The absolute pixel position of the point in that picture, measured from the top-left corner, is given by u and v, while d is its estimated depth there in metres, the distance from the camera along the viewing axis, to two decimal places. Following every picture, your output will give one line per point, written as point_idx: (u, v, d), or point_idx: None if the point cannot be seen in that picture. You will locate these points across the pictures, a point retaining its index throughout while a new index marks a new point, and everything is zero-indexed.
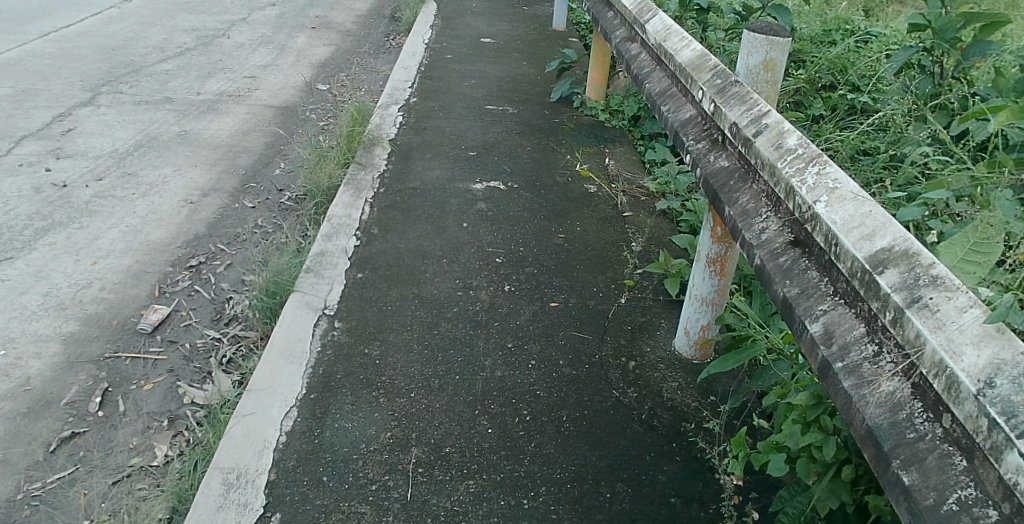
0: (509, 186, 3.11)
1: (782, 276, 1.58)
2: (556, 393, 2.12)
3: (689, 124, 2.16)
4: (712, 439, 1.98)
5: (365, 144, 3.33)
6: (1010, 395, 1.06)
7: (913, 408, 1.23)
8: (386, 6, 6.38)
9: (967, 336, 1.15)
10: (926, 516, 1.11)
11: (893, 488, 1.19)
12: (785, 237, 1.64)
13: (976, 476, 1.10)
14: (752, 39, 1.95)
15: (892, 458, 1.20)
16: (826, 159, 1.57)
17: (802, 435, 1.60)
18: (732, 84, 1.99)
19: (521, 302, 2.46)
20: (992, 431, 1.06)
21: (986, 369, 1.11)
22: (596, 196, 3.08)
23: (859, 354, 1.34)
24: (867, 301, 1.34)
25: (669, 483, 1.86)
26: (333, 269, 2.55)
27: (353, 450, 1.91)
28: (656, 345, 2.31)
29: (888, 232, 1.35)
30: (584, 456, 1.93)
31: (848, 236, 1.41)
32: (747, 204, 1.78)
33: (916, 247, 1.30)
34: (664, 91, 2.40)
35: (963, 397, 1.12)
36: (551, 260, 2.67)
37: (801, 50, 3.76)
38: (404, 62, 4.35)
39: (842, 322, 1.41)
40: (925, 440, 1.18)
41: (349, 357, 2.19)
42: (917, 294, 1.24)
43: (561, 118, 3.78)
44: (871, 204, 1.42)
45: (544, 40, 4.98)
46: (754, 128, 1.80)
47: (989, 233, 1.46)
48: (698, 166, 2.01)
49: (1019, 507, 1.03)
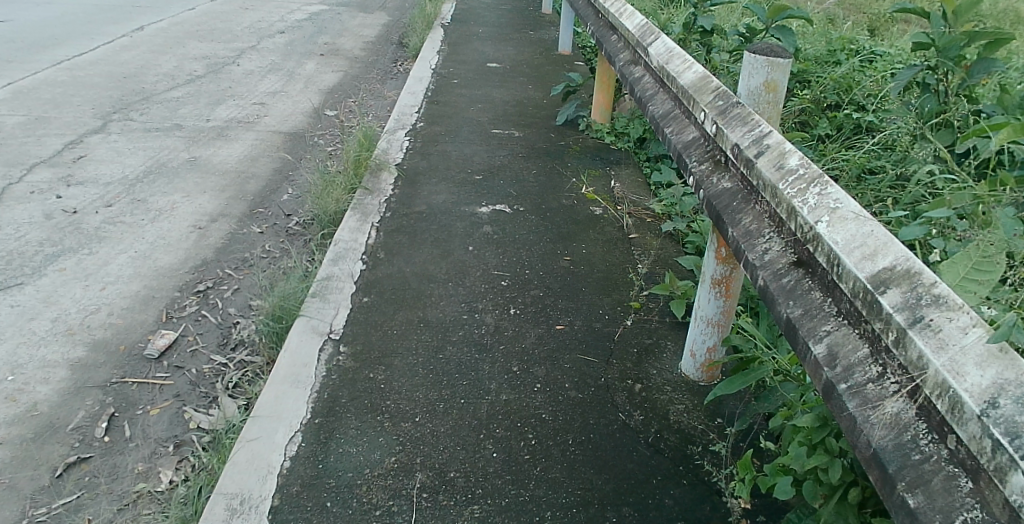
0: (514, 209, 3.12)
1: (785, 296, 1.57)
2: (561, 416, 2.11)
3: (692, 146, 2.16)
4: (719, 462, 1.96)
5: (372, 169, 3.34)
6: (1013, 415, 1.06)
7: (917, 429, 1.22)
8: (394, 34, 6.45)
9: (970, 357, 1.15)
10: None
11: (899, 512, 1.18)
12: (788, 257, 1.64)
13: (982, 498, 1.09)
14: (753, 61, 1.96)
15: (898, 480, 1.20)
16: (827, 180, 1.56)
17: (808, 457, 1.57)
18: (733, 105, 1.99)
19: (527, 325, 2.45)
20: (997, 452, 1.06)
21: (990, 389, 1.10)
22: (602, 218, 3.09)
23: (863, 376, 1.33)
24: (870, 321, 1.33)
25: (677, 507, 1.84)
26: (339, 293, 2.55)
27: (357, 475, 1.90)
28: (662, 368, 2.30)
29: (890, 252, 1.34)
30: (590, 480, 1.91)
31: (849, 256, 1.39)
32: (749, 225, 1.78)
33: (918, 267, 1.29)
34: (668, 113, 2.40)
35: (966, 418, 1.11)
36: (557, 283, 2.67)
37: (805, 70, 3.77)
38: (411, 87, 4.39)
39: (846, 342, 1.40)
40: (930, 462, 1.18)
41: (355, 381, 2.19)
42: (919, 313, 1.23)
43: (566, 141, 3.80)
44: (872, 223, 1.41)
45: (549, 65, 5.02)
46: (756, 149, 1.80)
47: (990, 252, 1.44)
48: (701, 187, 2.01)
49: None
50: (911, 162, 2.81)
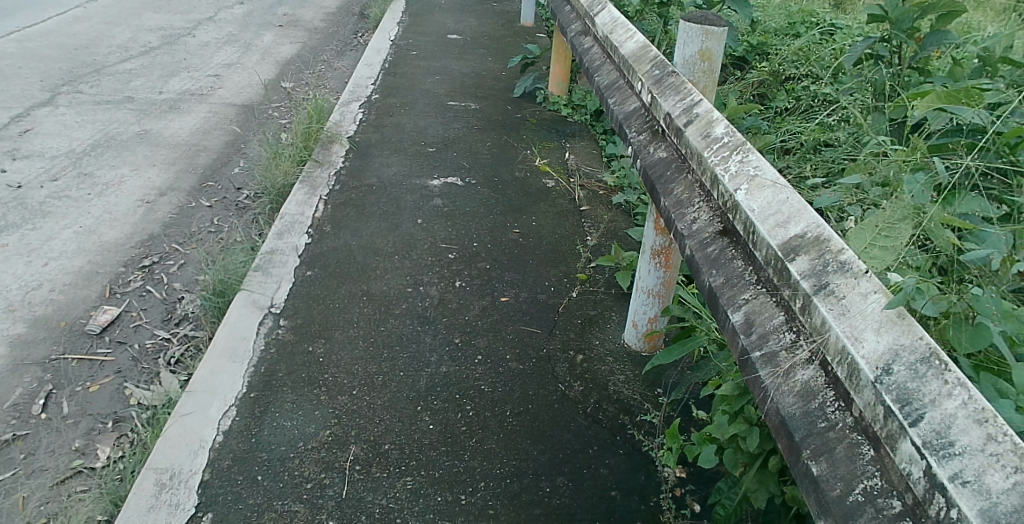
0: (466, 182, 3.09)
1: (709, 265, 1.57)
2: (500, 387, 2.10)
3: (632, 116, 2.14)
4: (653, 431, 1.97)
5: (322, 142, 3.30)
6: (905, 382, 1.07)
7: (825, 397, 1.22)
8: (355, 5, 6.35)
9: (869, 323, 1.15)
10: (833, 507, 1.10)
11: (804, 479, 1.18)
12: (715, 226, 1.63)
13: (882, 466, 1.09)
14: (687, 29, 1.94)
15: (803, 448, 1.19)
16: (748, 147, 1.55)
17: (729, 425, 1.60)
18: (668, 74, 1.98)
19: (471, 297, 2.44)
20: (889, 419, 1.06)
21: (885, 356, 1.11)
22: (553, 190, 3.07)
23: (777, 342, 1.33)
24: (781, 289, 1.33)
25: (611, 476, 1.85)
26: (282, 266, 2.53)
27: (290, 449, 1.89)
28: (605, 338, 2.30)
29: (802, 219, 1.34)
30: (525, 451, 1.91)
31: (764, 224, 1.39)
32: (680, 195, 1.77)
33: (827, 233, 1.29)
34: (612, 83, 2.38)
35: (862, 384, 1.12)
36: (505, 255, 2.66)
37: (765, 43, 3.81)
38: (368, 58, 4.32)
39: (763, 310, 1.40)
40: (835, 430, 1.17)
41: (293, 354, 2.18)
42: (825, 281, 1.23)
43: (522, 113, 3.77)
44: (788, 190, 1.40)
45: (510, 36, 4.97)
46: (686, 118, 1.79)
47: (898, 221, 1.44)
48: (638, 158, 1.99)
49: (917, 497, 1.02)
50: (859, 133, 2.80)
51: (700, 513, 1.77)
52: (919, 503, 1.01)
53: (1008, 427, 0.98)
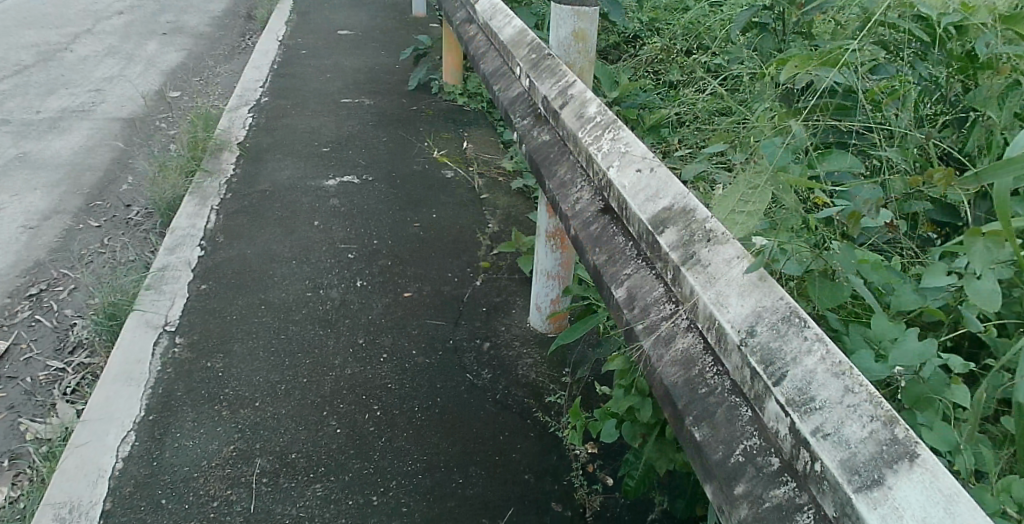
0: (364, 180, 3.06)
1: (592, 244, 1.59)
2: (407, 383, 2.10)
3: (517, 102, 2.14)
4: (559, 412, 2.00)
5: (212, 150, 3.20)
6: (768, 342, 1.10)
7: (704, 363, 1.24)
8: (243, 7, 6.19)
9: (733, 288, 1.19)
10: (717, 470, 1.11)
11: (690, 447, 1.18)
12: (597, 205, 1.65)
13: (760, 426, 1.10)
14: (559, 11, 1.99)
15: (686, 415, 1.20)
16: (618, 125, 1.60)
17: (625, 397, 1.64)
18: (545, 56, 2.00)
19: (374, 295, 2.42)
20: (756, 380, 1.10)
21: (748, 318, 1.15)
22: (453, 181, 3.07)
23: (659, 314, 1.35)
24: (655, 261, 1.38)
25: (522, 461, 1.87)
26: (175, 282, 2.45)
27: (193, 469, 1.84)
28: (511, 324, 2.32)
29: (669, 191, 1.39)
30: (436, 444, 1.91)
31: (634, 199, 1.44)
32: (564, 176, 1.79)
33: (692, 203, 1.34)
34: (496, 70, 2.37)
35: (730, 347, 1.16)
36: (407, 250, 2.65)
37: (656, 19, 3.94)
38: (257, 61, 4.22)
39: (643, 283, 1.43)
40: (715, 394, 1.19)
41: (192, 371, 2.12)
42: (692, 250, 1.28)
43: (419, 106, 3.75)
44: (655, 165, 1.45)
45: (403, 28, 4.94)
46: (561, 100, 1.83)
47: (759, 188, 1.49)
48: (523, 142, 2.01)
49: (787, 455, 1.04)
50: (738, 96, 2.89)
51: (613, 486, 1.80)
52: (791, 462, 1.03)
53: (862, 376, 1.02)
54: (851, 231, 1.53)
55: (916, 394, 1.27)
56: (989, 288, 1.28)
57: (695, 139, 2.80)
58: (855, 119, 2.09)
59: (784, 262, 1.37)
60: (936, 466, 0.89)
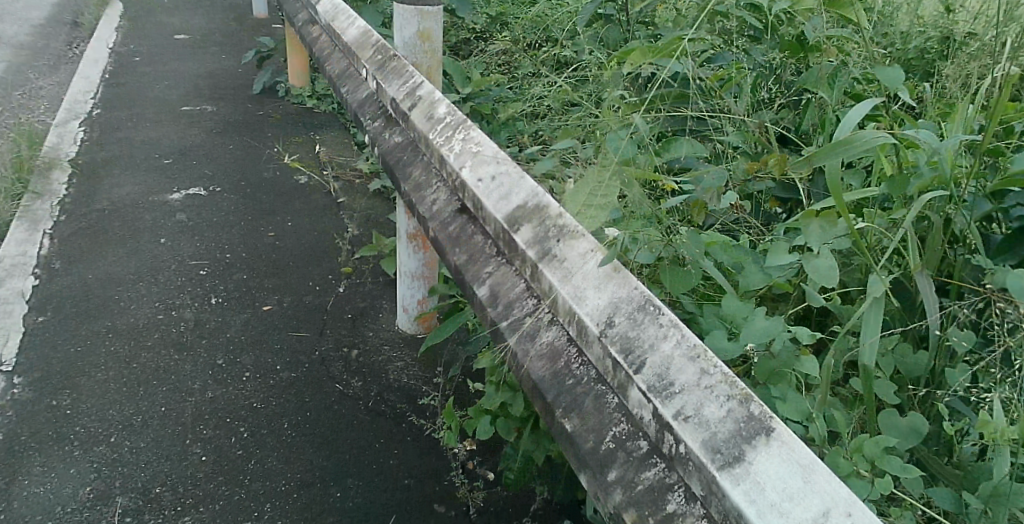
0: (212, 191, 2.95)
1: (451, 245, 1.58)
2: (274, 401, 2.02)
3: (366, 103, 2.10)
4: (434, 413, 1.99)
5: (39, 169, 2.95)
6: (626, 332, 1.13)
7: (569, 356, 1.26)
8: (65, 14, 5.77)
9: (590, 282, 1.22)
10: (589, 458, 1.13)
11: (562, 437, 1.20)
12: (453, 205, 1.65)
13: (626, 412, 1.13)
14: (402, 12, 2.03)
15: (557, 407, 1.22)
16: (468, 124, 1.62)
17: (496, 394, 1.69)
18: (392, 57, 2.01)
19: (231, 312, 2.33)
20: (618, 370, 1.12)
21: (606, 310, 1.17)
22: (306, 186, 3.05)
23: (522, 310, 1.37)
24: (514, 259, 1.40)
25: (401, 466, 1.84)
26: (7, 316, 2.23)
27: (45, 517, 1.68)
28: (378, 329, 2.30)
29: (523, 189, 1.41)
30: (310, 460, 1.85)
31: (489, 198, 1.45)
32: (418, 178, 1.77)
33: (545, 201, 1.37)
34: (343, 71, 2.32)
35: (591, 340, 1.18)
36: (263, 263, 2.57)
37: (503, 14, 4.01)
38: (85, 71, 3.94)
39: (506, 281, 1.44)
40: (581, 384, 1.21)
41: (33, 412, 1.94)
42: (548, 247, 1.31)
43: (266, 110, 3.72)
44: (507, 165, 1.48)
45: (245, 32, 4.80)
46: (410, 101, 1.83)
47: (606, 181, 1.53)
48: (375, 145, 1.97)
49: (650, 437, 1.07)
50: (585, 88, 2.94)
51: (494, 480, 1.82)
52: (657, 445, 1.06)
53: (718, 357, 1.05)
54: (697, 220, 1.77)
55: (769, 368, 1.38)
56: (827, 264, 1.38)
57: (546, 130, 2.84)
58: (694, 109, 2.18)
59: (636, 251, 1.48)
60: (791, 439, 0.92)
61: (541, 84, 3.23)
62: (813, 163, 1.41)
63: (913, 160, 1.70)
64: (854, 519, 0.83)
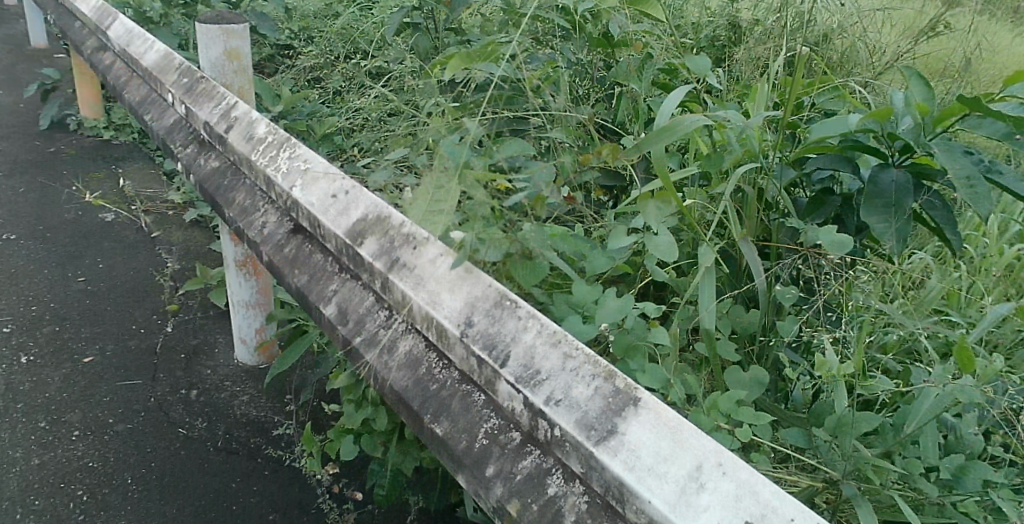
0: (7, 239, 2.93)
1: (290, 266, 1.63)
2: (113, 457, 2.01)
3: (175, 130, 2.15)
4: (288, 443, 2.09)
5: None
6: (487, 329, 1.20)
7: (430, 361, 1.31)
8: None
9: (444, 286, 1.30)
10: (464, 457, 1.17)
11: (433, 442, 1.23)
12: (286, 226, 1.71)
13: (494, 406, 1.19)
14: (206, 35, 2.18)
15: (424, 414, 1.25)
16: (294, 142, 1.71)
17: (357, 412, 1.82)
18: (197, 80, 2.11)
19: (48, 369, 2.32)
20: (483, 366, 1.19)
21: (464, 311, 1.25)
22: (114, 223, 3.11)
23: (374, 324, 1.41)
24: (361, 273, 1.46)
25: (263, 503, 1.90)
26: None
27: None
28: (213, 365, 2.40)
29: (361, 204, 1.49)
30: (161, 510, 1.86)
31: (326, 214, 1.53)
32: (244, 202, 1.83)
33: (384, 212, 1.44)
34: (145, 99, 2.34)
35: (452, 341, 1.24)
36: (76, 312, 2.58)
37: (308, 27, 3.90)
38: None
39: (353, 297, 1.48)
40: (446, 388, 1.26)
41: None
42: (394, 256, 1.38)
43: (58, 145, 3.67)
44: (337, 178, 1.57)
45: (23, 64, 4.42)
46: (226, 122, 1.92)
47: (445, 185, 1.58)
48: (190, 171, 2.02)
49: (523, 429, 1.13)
50: (403, 95, 2.82)
51: (363, 500, 1.93)
52: (530, 433, 1.13)
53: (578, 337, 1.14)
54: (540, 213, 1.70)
55: (625, 343, 1.45)
56: (668, 239, 1.45)
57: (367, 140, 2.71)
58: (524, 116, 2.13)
59: (484, 251, 1.46)
60: (657, 404, 1.01)
61: (356, 92, 3.16)
62: (642, 150, 1.48)
63: (723, 138, 1.85)
64: (724, 468, 0.93)
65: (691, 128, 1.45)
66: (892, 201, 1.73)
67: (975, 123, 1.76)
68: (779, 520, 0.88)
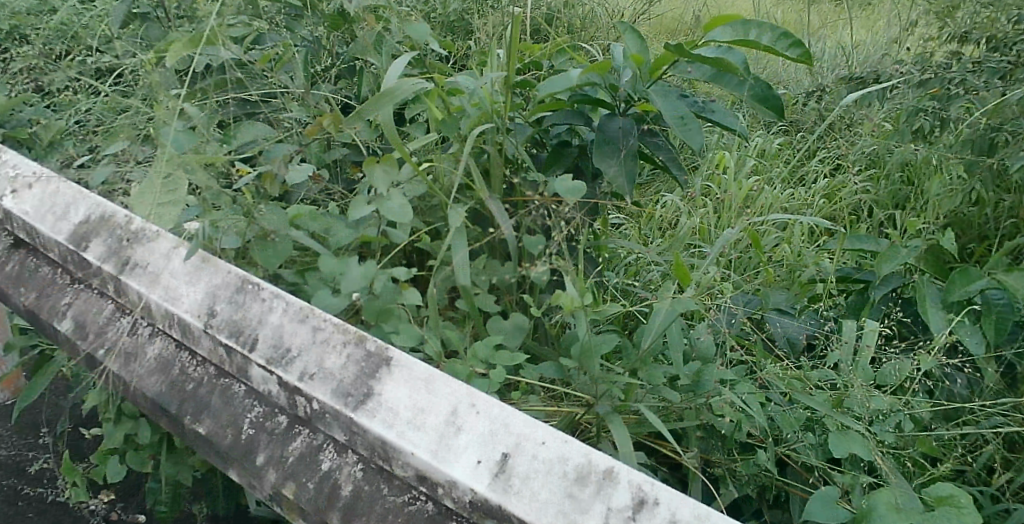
0: None
1: (42, 296, 1.81)
2: None
3: None
4: (55, 489, 2.04)
5: None
6: (230, 317, 1.44)
7: (183, 360, 1.56)
8: None
9: (179, 280, 1.53)
10: (234, 449, 1.43)
11: (198, 440, 1.50)
12: (33, 245, 1.86)
13: (259, 396, 1.45)
14: None
15: (186, 417, 1.50)
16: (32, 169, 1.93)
17: (116, 430, 1.78)
18: None
19: None
20: (233, 354, 1.43)
21: (203, 303, 1.47)
22: None
23: (117, 334, 1.65)
24: (107, 287, 1.66)
25: None
26: None
27: None
28: None
29: (84, 207, 1.76)
30: None
31: (48, 226, 1.77)
32: None
33: (111, 214, 1.70)
34: None
35: (197, 336, 1.48)
36: None
37: (19, 23, 3.42)
38: None
39: (88, 308, 1.73)
40: (207, 383, 1.52)
41: None
42: (127, 257, 1.60)
43: None
44: (67, 194, 1.82)
45: None
46: None
47: (175, 178, 1.72)
48: None
49: (292, 407, 1.39)
50: (136, 91, 2.58)
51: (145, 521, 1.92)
52: (296, 407, 1.38)
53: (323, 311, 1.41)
54: (271, 190, 1.71)
55: (376, 308, 1.46)
56: (400, 203, 1.48)
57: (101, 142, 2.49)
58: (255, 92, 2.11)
59: (221, 237, 1.58)
60: (408, 364, 1.31)
61: (84, 91, 2.86)
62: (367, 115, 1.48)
63: (457, 105, 1.85)
64: (479, 408, 1.23)
65: (412, 91, 1.48)
66: (620, 145, 1.87)
67: (685, 67, 1.90)
68: (532, 443, 1.19)
